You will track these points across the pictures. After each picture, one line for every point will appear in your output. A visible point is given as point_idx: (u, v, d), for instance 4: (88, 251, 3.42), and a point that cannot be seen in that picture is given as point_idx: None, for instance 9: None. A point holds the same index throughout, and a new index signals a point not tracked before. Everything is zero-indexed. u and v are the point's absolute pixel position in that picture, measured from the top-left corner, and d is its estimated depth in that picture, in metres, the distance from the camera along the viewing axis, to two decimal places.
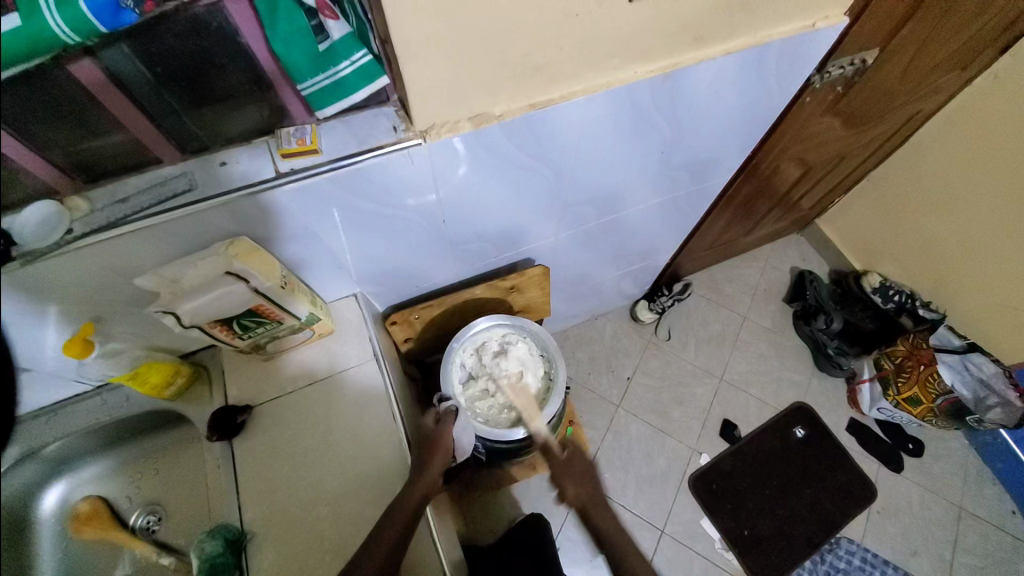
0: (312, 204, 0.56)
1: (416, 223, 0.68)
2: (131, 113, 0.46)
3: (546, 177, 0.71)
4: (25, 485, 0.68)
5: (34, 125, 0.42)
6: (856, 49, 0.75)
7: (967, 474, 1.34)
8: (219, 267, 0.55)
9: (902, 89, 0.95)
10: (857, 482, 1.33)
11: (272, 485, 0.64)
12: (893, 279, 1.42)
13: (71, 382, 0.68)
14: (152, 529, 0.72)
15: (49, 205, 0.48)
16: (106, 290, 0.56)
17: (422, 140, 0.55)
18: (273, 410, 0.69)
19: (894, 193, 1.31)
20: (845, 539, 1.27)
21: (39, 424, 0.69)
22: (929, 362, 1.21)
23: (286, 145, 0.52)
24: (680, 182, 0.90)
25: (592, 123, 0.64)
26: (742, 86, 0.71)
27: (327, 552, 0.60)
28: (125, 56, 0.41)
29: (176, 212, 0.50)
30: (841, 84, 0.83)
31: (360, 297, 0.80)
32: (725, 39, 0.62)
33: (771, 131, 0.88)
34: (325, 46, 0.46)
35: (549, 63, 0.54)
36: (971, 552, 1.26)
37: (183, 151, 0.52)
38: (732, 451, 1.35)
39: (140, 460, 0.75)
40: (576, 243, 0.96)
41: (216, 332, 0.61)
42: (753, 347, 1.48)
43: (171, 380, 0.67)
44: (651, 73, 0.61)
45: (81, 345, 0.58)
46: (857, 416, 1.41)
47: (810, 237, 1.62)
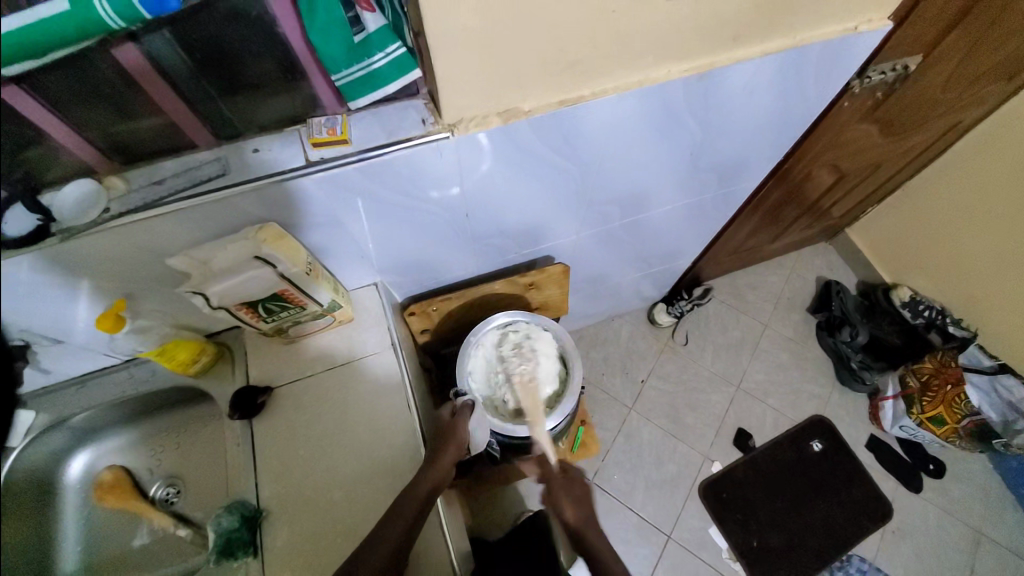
0: (338, 193, 0.57)
1: (440, 216, 0.69)
2: (170, 97, 0.47)
3: (571, 175, 0.71)
4: (56, 450, 0.71)
5: (75, 102, 0.44)
6: (899, 55, 0.72)
7: (991, 499, 1.30)
8: (247, 251, 0.55)
9: (945, 97, 0.91)
10: (873, 500, 1.29)
11: (288, 465, 0.66)
12: (923, 293, 1.37)
13: (100, 355, 0.70)
14: (171, 501, 0.75)
15: (88, 184, 0.49)
16: (138, 268, 0.58)
17: (449, 133, 0.55)
18: (292, 393, 0.71)
19: (930, 205, 1.26)
20: (857, 557, 1.24)
21: (70, 393, 0.71)
22: (957, 382, 1.20)
23: (316, 134, 0.53)
24: (708, 185, 0.88)
25: (620, 123, 0.64)
26: (777, 88, 0.69)
27: (339, 534, 0.62)
28: (166, 42, 0.43)
29: (208, 195, 0.51)
30: (882, 90, 0.80)
31: (380, 287, 0.80)
32: (763, 40, 0.60)
33: (805, 136, 0.86)
34: (361, 37, 0.46)
35: (581, 60, 0.53)
36: None
37: (217, 136, 0.53)
38: (744, 461, 1.33)
39: (162, 433, 0.77)
40: (597, 243, 0.96)
41: (241, 314, 0.62)
42: (772, 356, 1.45)
43: (196, 358, 0.69)
44: (685, 73, 0.60)
45: (113, 320, 0.60)
46: (877, 433, 1.38)
47: (838, 246, 1.58)
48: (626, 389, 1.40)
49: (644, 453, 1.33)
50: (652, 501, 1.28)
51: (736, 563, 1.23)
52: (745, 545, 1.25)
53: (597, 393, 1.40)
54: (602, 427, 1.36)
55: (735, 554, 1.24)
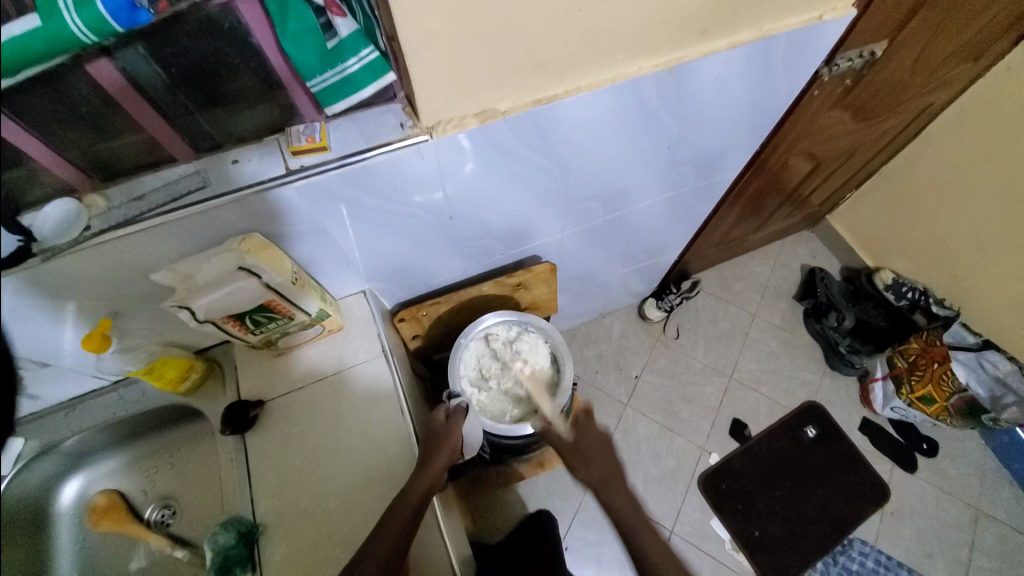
0: (321, 200, 0.57)
1: (425, 220, 0.69)
2: (148, 113, 0.47)
3: (552, 174, 0.72)
4: (46, 478, 0.70)
5: (55, 124, 0.44)
6: (863, 42, 0.74)
7: (983, 474, 1.32)
8: (231, 262, 0.55)
9: (912, 82, 0.94)
10: (870, 482, 1.31)
11: (283, 478, 0.65)
12: (905, 275, 1.40)
13: (88, 377, 0.69)
14: (166, 523, 0.74)
15: (68, 204, 0.49)
16: (122, 286, 0.57)
17: (429, 135, 0.56)
18: (284, 404, 0.70)
19: (906, 189, 1.29)
20: (858, 541, 1.25)
21: (58, 418, 0.71)
22: (943, 359, 1.22)
23: (296, 142, 0.53)
24: (688, 177, 0.90)
25: (598, 119, 0.65)
26: (748, 79, 0.70)
27: (337, 544, 0.61)
28: (142, 57, 0.43)
29: (190, 208, 0.51)
30: (851, 76, 0.82)
31: (369, 294, 0.80)
32: (731, 32, 0.62)
33: (779, 125, 0.88)
34: (333, 43, 0.47)
35: (555, 58, 0.54)
36: (987, 554, 1.24)
37: (196, 149, 0.53)
38: (742, 450, 1.34)
39: (155, 455, 0.76)
40: (583, 240, 0.97)
41: (229, 327, 0.62)
42: (763, 345, 1.46)
43: (186, 375, 0.69)
44: (657, 67, 0.61)
45: (99, 340, 0.59)
46: (870, 415, 1.39)
47: (821, 234, 1.60)
48: (621, 386, 1.41)
49: (642, 449, 1.34)
50: (652, 496, 1.28)
51: (740, 554, 1.24)
52: (748, 535, 1.25)
53: (592, 392, 1.40)
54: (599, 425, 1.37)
55: (738, 545, 1.24)
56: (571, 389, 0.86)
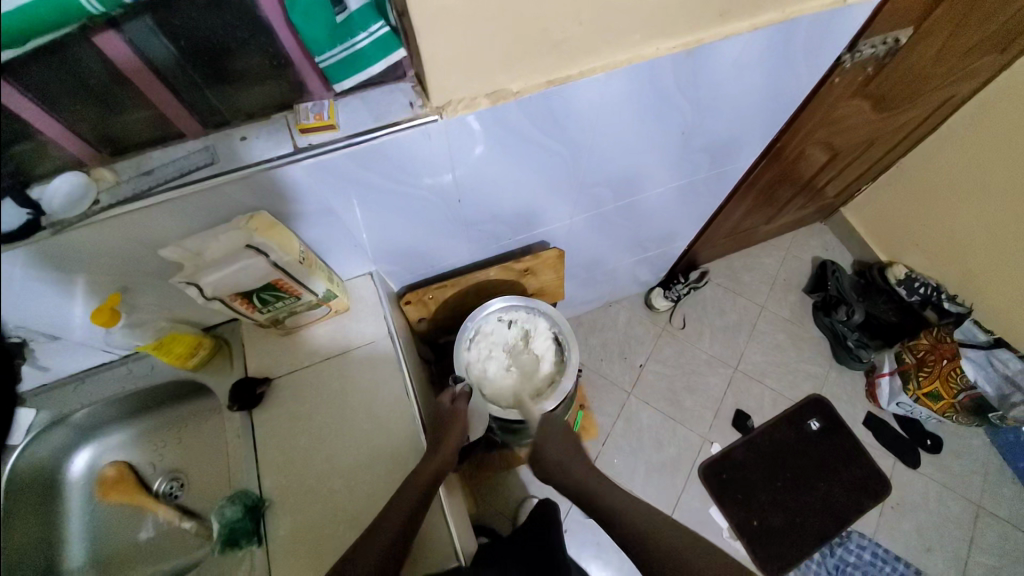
0: (329, 179, 0.57)
1: (434, 202, 0.69)
2: (156, 87, 0.46)
3: (563, 158, 0.71)
4: (57, 448, 0.71)
5: (62, 96, 0.44)
6: (888, 29, 0.72)
7: (987, 472, 1.31)
8: (239, 240, 0.55)
9: (937, 71, 0.91)
10: (872, 476, 1.31)
11: (289, 455, 0.66)
12: (918, 270, 1.38)
13: (98, 351, 0.70)
14: (175, 495, 0.75)
15: (77, 176, 0.49)
16: (132, 261, 0.57)
17: (438, 115, 0.55)
18: (291, 383, 0.71)
19: (925, 182, 1.27)
20: (857, 533, 1.26)
21: (68, 391, 0.72)
22: (952, 356, 1.20)
23: (303, 120, 0.52)
24: (701, 166, 0.88)
25: (612, 102, 0.63)
26: (767, 65, 0.68)
27: (342, 520, 0.63)
28: (149, 28, 0.42)
29: (198, 186, 0.51)
30: (873, 64, 0.79)
31: (375, 276, 0.80)
32: (752, 14, 0.60)
33: (797, 113, 0.86)
34: (342, 18, 0.46)
35: (569, 39, 0.53)
36: (986, 551, 1.24)
37: (204, 124, 0.52)
38: (744, 441, 1.34)
39: (164, 428, 0.78)
40: (592, 227, 0.96)
41: (236, 305, 0.62)
42: (770, 338, 1.45)
43: (194, 351, 0.70)
44: (674, 50, 0.60)
45: (109, 314, 0.59)
46: (874, 410, 1.39)
47: (833, 226, 1.57)
48: (625, 373, 1.41)
49: (644, 437, 1.34)
50: (652, 483, 1.29)
51: (738, 542, 1.25)
52: (748, 525, 1.26)
53: (596, 379, 1.41)
54: (602, 412, 1.37)
55: (736, 533, 1.25)
56: (576, 373, 0.85)
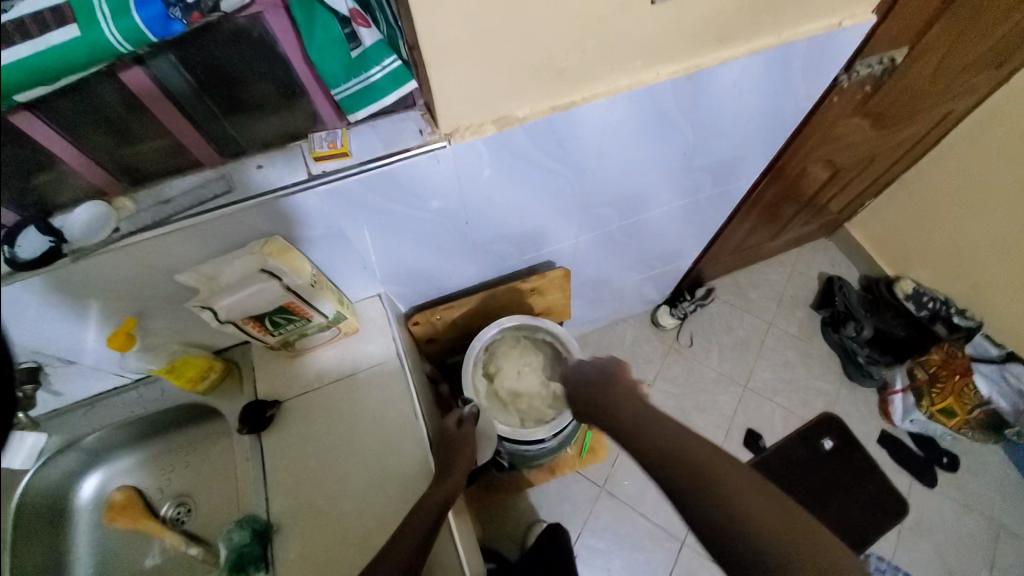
0: (341, 204, 0.58)
1: (442, 225, 0.70)
2: (177, 120, 0.48)
3: (567, 179, 0.72)
4: (66, 473, 0.72)
5: (87, 128, 0.45)
6: (884, 49, 0.73)
7: (1008, 491, 1.28)
8: (254, 264, 0.56)
9: (934, 88, 0.92)
10: (889, 496, 1.28)
11: (298, 478, 0.66)
12: (926, 285, 1.37)
13: (110, 375, 0.71)
14: (182, 520, 0.75)
15: (97, 206, 0.51)
16: (149, 286, 0.59)
17: (447, 142, 0.56)
18: (300, 405, 0.71)
19: (928, 197, 1.27)
20: (875, 556, 1.22)
21: (80, 415, 0.72)
22: (964, 372, 1.21)
23: (317, 148, 0.54)
24: (703, 184, 0.89)
25: (614, 125, 0.65)
26: (766, 86, 0.70)
27: (350, 546, 0.62)
28: (172, 65, 0.44)
29: (215, 213, 0.52)
30: (871, 83, 0.81)
31: (384, 297, 0.81)
32: (750, 39, 0.61)
33: (797, 132, 0.87)
34: (357, 52, 0.48)
35: (572, 67, 0.55)
36: (1010, 574, 1.20)
37: (222, 154, 0.54)
38: (756, 461, 1.32)
39: (172, 452, 0.78)
40: (598, 246, 0.97)
41: (249, 328, 0.63)
42: (779, 354, 1.44)
43: (205, 373, 0.71)
44: (674, 74, 0.61)
45: (123, 338, 0.60)
46: (888, 427, 1.36)
47: (838, 241, 1.58)
48: None
49: None
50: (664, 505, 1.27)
51: None
52: None
53: None
54: None
55: None
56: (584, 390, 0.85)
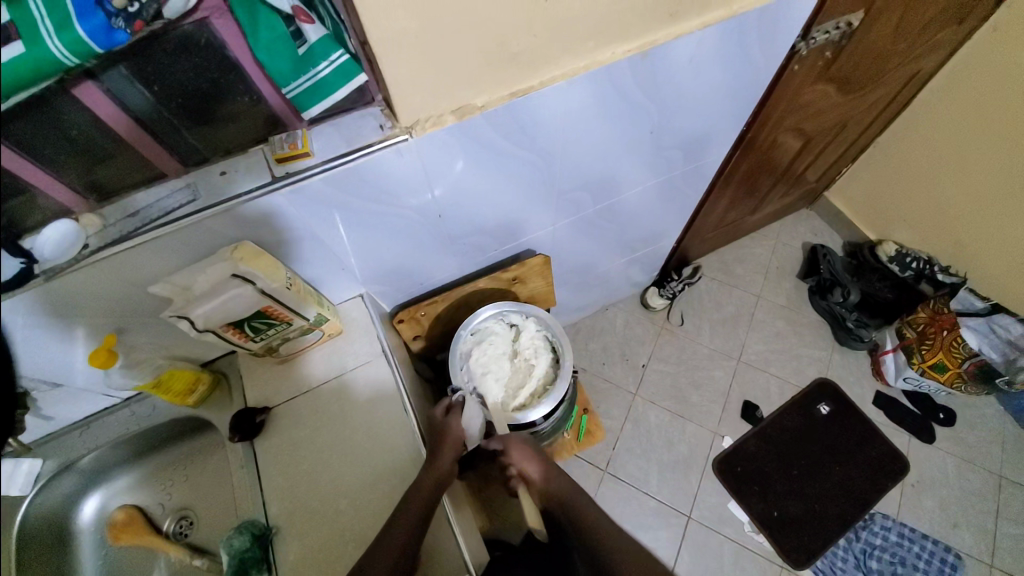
0: (308, 205, 0.59)
1: (416, 220, 0.71)
2: (136, 133, 0.49)
3: (537, 165, 0.73)
4: (65, 496, 0.72)
5: (48, 148, 0.46)
6: (839, 13, 0.74)
7: (1005, 440, 1.29)
8: (225, 271, 0.57)
9: (896, 49, 0.93)
10: (888, 455, 1.29)
11: (291, 481, 0.67)
12: (909, 245, 1.38)
13: (100, 396, 0.72)
14: (185, 533, 0.76)
15: (68, 224, 0.51)
16: (127, 302, 0.59)
17: (408, 134, 0.57)
18: (289, 410, 0.72)
19: (903, 158, 1.28)
20: (879, 516, 1.24)
21: (74, 437, 0.73)
22: (951, 327, 1.20)
23: (279, 150, 0.54)
24: (675, 162, 0.90)
25: (577, 108, 0.66)
26: (725, 58, 0.71)
27: (348, 541, 0.63)
28: (124, 77, 0.44)
29: (182, 222, 0.53)
30: (830, 49, 0.82)
31: (366, 297, 0.82)
32: (702, 12, 0.62)
33: (764, 102, 0.88)
34: (304, 49, 0.48)
35: (526, 52, 0.55)
36: (1013, 521, 1.21)
37: (185, 164, 0.54)
38: (754, 432, 1.33)
39: (169, 467, 0.78)
40: (577, 232, 0.98)
41: (230, 335, 0.64)
42: (770, 326, 1.46)
43: (193, 387, 0.71)
44: (630, 52, 0.62)
45: (106, 355, 0.60)
46: (883, 388, 1.38)
47: (820, 210, 1.59)
48: (629, 375, 1.41)
49: (654, 436, 1.33)
50: (668, 483, 1.28)
51: (760, 536, 1.23)
52: (768, 518, 1.24)
53: (600, 383, 1.41)
54: (609, 415, 1.36)
55: (758, 526, 1.23)
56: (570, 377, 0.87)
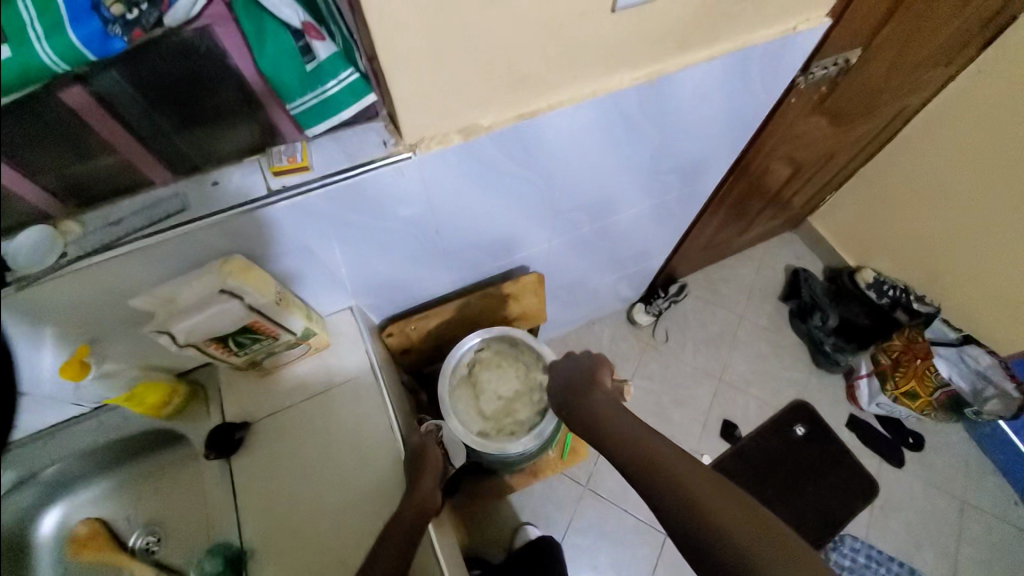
0: (304, 220, 0.57)
1: (410, 234, 0.69)
2: (122, 135, 0.46)
3: (537, 185, 0.72)
4: (21, 511, 0.66)
5: (26, 152, 0.42)
6: (838, 50, 0.76)
7: (969, 466, 1.34)
8: (212, 285, 0.54)
9: (886, 87, 0.96)
10: (859, 478, 1.32)
11: (271, 501, 0.64)
12: (886, 273, 1.43)
13: (66, 405, 0.67)
14: (152, 550, 0.71)
15: (41, 230, 0.48)
16: (102, 311, 0.56)
17: (411, 152, 0.55)
18: (271, 425, 0.69)
19: (884, 189, 1.32)
20: (850, 537, 1.27)
21: (37, 447, 0.68)
22: (925, 356, 1.25)
23: (276, 162, 0.53)
24: (672, 185, 0.91)
25: (580, 131, 0.65)
26: (728, 88, 0.71)
27: (329, 566, 0.61)
28: (115, 80, 0.42)
29: (169, 233, 0.50)
30: (827, 84, 0.83)
31: (356, 310, 0.79)
32: (710, 43, 0.62)
33: (760, 132, 0.89)
34: (312, 66, 0.46)
35: (536, 74, 0.54)
36: (974, 545, 1.26)
37: (174, 171, 0.51)
38: (733, 452, 1.35)
39: (139, 479, 0.75)
40: (570, 250, 0.97)
41: (211, 349, 0.61)
42: (751, 346, 1.48)
43: (168, 399, 0.68)
44: (638, 80, 0.62)
45: (77, 367, 0.58)
46: (856, 412, 1.42)
47: (803, 234, 1.62)
48: None
49: None
50: None
51: None
52: None
53: None
54: None
55: None
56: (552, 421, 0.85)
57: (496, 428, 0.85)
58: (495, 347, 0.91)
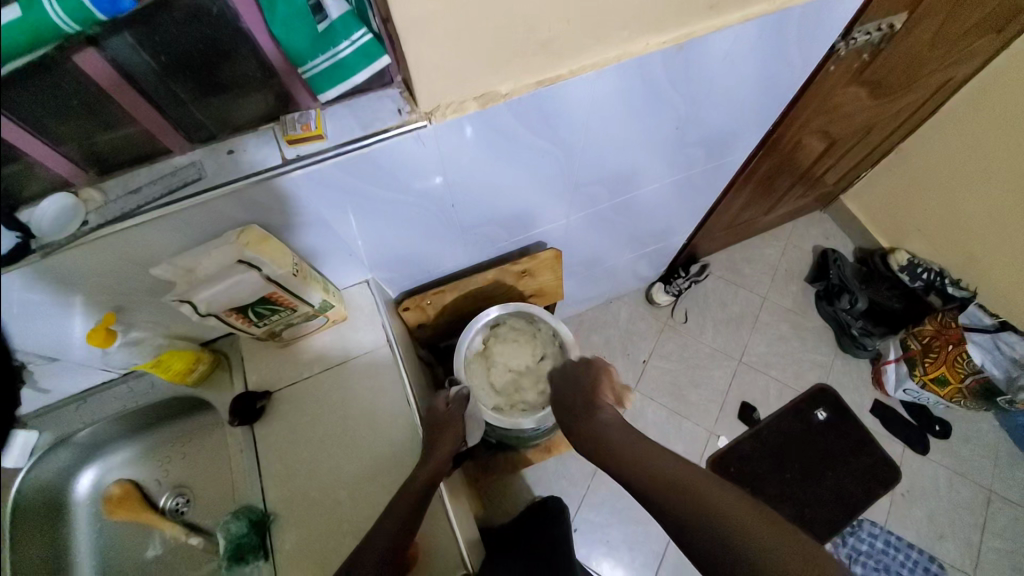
0: (319, 191, 0.56)
1: (426, 207, 0.68)
2: (139, 104, 0.45)
3: (556, 157, 0.70)
4: (60, 469, 0.71)
5: (48, 120, 0.43)
6: (882, 14, 0.71)
7: (998, 456, 1.30)
8: (230, 255, 0.54)
9: (933, 55, 0.90)
10: (880, 464, 1.30)
11: (290, 468, 0.66)
12: (921, 255, 1.37)
13: (96, 370, 0.70)
14: (181, 510, 0.75)
15: (65, 198, 0.48)
16: (127, 280, 0.57)
17: (427, 121, 0.54)
18: (291, 395, 0.70)
19: (924, 167, 1.26)
20: (868, 522, 1.25)
21: (70, 411, 0.71)
22: (958, 342, 1.19)
23: (291, 131, 0.51)
24: (697, 159, 0.87)
25: (602, 100, 0.63)
26: (760, 55, 0.67)
27: (346, 531, 0.62)
28: (128, 46, 0.41)
29: (187, 202, 0.50)
30: (868, 51, 0.78)
31: (372, 283, 0.79)
32: (744, 5, 0.59)
33: (792, 104, 0.85)
34: (324, 26, 0.45)
35: (557, 39, 0.52)
36: (998, 535, 1.23)
37: (191, 140, 0.51)
38: (750, 434, 1.33)
39: (167, 444, 0.77)
40: (589, 226, 0.95)
41: (233, 319, 0.62)
42: (773, 328, 1.45)
43: (193, 366, 0.69)
44: (665, 45, 0.59)
45: (104, 334, 0.60)
46: (881, 398, 1.38)
47: (833, 214, 1.56)
48: (629, 370, 1.40)
49: (651, 432, 1.34)
50: None
51: None
52: None
53: None
54: None
55: None
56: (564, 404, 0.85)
57: (511, 403, 0.87)
58: (516, 326, 0.91)
